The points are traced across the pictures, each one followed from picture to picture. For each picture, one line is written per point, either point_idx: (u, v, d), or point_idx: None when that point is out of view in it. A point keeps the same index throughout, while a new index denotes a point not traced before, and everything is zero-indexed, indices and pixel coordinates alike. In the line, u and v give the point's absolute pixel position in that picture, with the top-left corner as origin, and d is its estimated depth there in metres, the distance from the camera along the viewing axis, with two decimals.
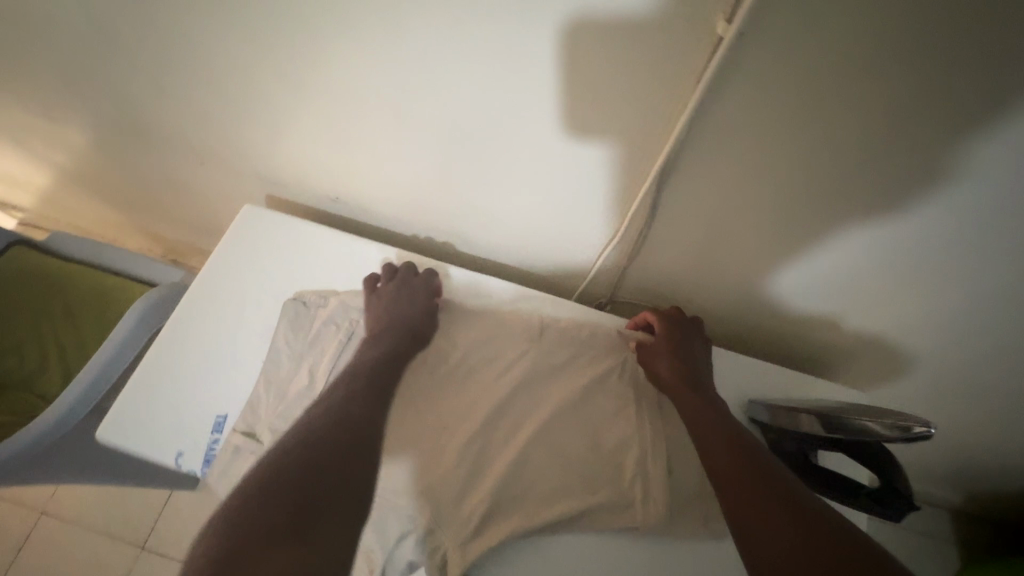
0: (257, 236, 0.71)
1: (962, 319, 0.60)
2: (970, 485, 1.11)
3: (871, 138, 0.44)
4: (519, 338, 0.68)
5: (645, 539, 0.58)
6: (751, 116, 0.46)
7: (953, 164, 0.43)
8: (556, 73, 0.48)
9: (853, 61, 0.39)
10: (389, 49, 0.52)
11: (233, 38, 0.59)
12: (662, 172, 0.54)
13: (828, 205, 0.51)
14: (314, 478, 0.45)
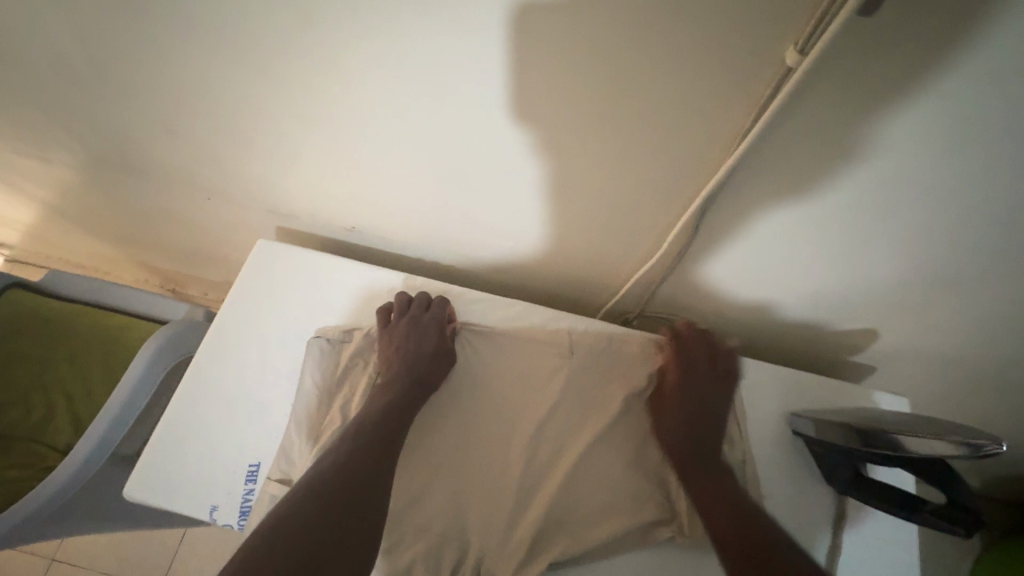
0: (273, 272, 0.69)
1: (995, 307, 0.60)
2: (985, 466, 1.13)
3: (920, 146, 0.44)
4: (552, 357, 0.66)
5: (699, 554, 0.57)
6: (812, 138, 0.45)
7: (1000, 162, 0.43)
8: (589, 90, 0.47)
9: (910, 71, 0.38)
10: (432, 84, 0.51)
11: (259, 79, 0.57)
12: (708, 191, 0.53)
13: (862, 205, 0.51)
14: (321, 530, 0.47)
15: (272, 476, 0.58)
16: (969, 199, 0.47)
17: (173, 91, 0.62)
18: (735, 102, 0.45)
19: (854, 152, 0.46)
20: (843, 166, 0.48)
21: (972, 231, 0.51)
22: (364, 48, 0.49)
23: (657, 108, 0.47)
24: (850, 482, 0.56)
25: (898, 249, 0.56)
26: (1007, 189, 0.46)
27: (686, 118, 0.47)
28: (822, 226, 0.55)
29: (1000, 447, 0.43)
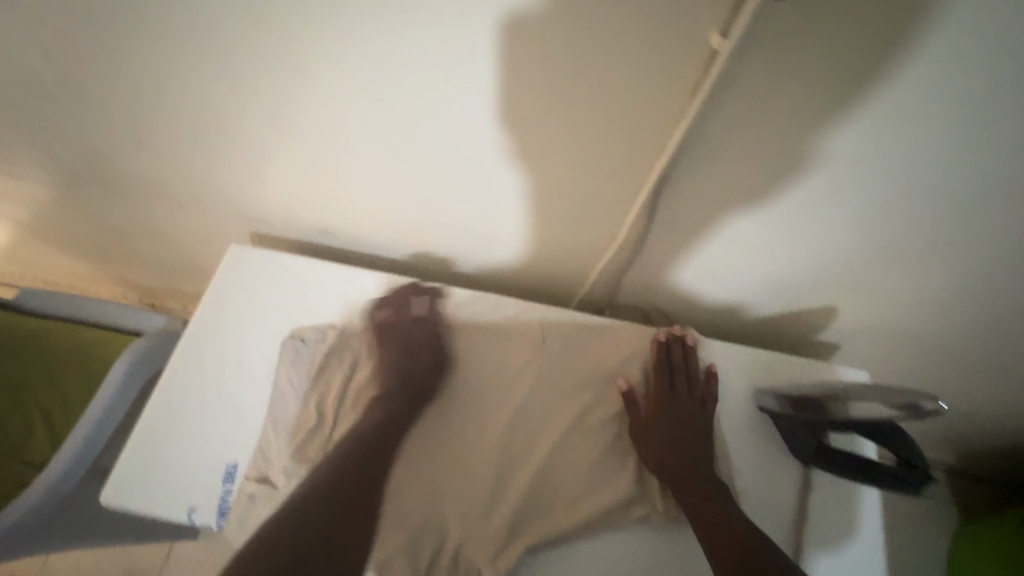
0: (247, 277, 0.69)
1: (944, 278, 0.63)
2: (960, 440, 1.17)
3: (850, 126, 0.47)
4: (525, 348, 0.67)
5: (672, 532, 0.58)
6: (751, 121, 0.48)
7: (925, 137, 0.46)
8: (541, 82, 0.49)
9: (830, 52, 0.41)
10: (385, 80, 0.52)
11: (217, 83, 0.58)
12: (660, 177, 0.55)
13: (809, 188, 0.54)
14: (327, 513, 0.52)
15: (249, 476, 0.58)
16: (908, 172, 0.50)
17: (133, 100, 0.63)
18: (675, 87, 0.47)
19: (795, 130, 0.48)
20: (786, 146, 0.50)
21: (914, 204, 0.53)
22: (316, 47, 0.51)
23: (602, 95, 0.49)
24: (813, 454, 0.58)
25: (848, 229, 0.58)
26: (938, 160, 0.48)
27: (633, 105, 0.49)
28: (777, 212, 0.58)
29: (940, 405, 0.46)
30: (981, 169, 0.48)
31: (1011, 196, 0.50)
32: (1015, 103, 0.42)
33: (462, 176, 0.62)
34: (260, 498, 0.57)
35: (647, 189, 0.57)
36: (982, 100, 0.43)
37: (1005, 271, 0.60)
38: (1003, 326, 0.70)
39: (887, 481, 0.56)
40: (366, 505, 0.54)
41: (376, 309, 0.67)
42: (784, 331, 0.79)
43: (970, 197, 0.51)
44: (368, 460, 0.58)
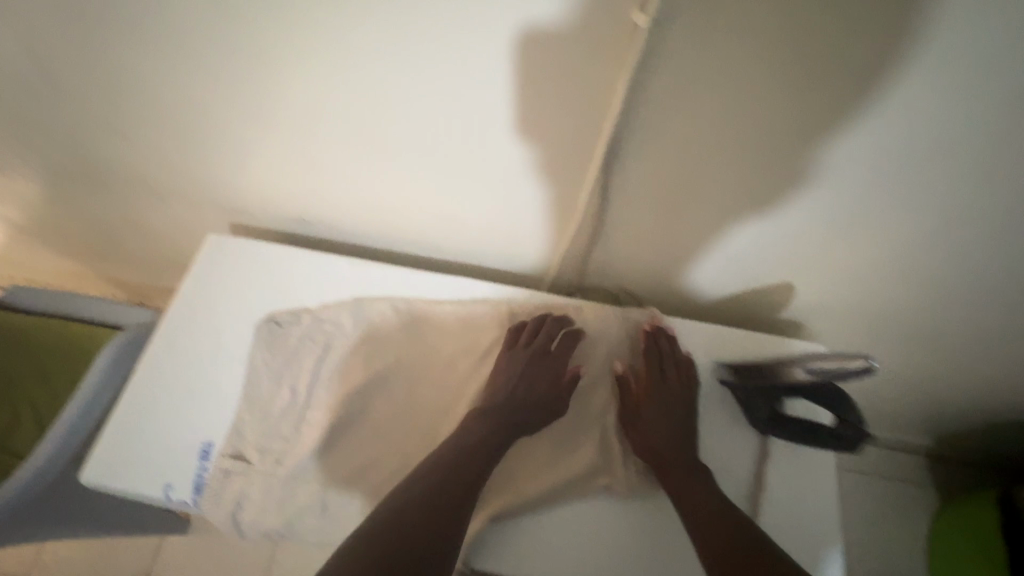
0: (224, 265, 0.72)
1: (893, 250, 0.65)
2: (936, 423, 1.19)
3: (780, 98, 0.50)
4: (491, 326, 0.68)
5: (633, 500, 0.61)
6: (683, 95, 0.51)
7: (849, 106, 0.50)
8: (490, 57, 0.52)
9: (749, 26, 0.45)
10: (342, 59, 0.56)
11: (188, 69, 0.61)
12: (607, 152, 0.58)
13: (753, 160, 0.57)
14: (456, 499, 0.53)
15: (224, 453, 0.60)
16: (834, 138, 0.53)
17: (110, 89, 0.66)
18: (606, 63, 0.50)
19: (724, 102, 0.51)
20: (719, 119, 0.53)
21: (846, 171, 0.56)
22: (275, 29, 0.54)
23: (543, 71, 0.52)
24: (768, 421, 0.61)
25: (798, 201, 0.61)
26: (859, 126, 0.51)
27: (577, 83, 0.52)
28: (729, 185, 0.61)
29: (872, 363, 0.49)
30: (907, 138, 0.51)
31: (932, 160, 0.53)
32: (916, 66, 0.46)
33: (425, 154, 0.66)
34: (234, 474, 0.59)
35: (598, 165, 0.60)
36: (884, 65, 0.46)
37: (943, 237, 0.62)
38: (957, 298, 0.72)
39: (831, 442, 0.59)
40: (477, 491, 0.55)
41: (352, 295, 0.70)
42: (748, 310, 0.82)
43: (901, 165, 0.54)
44: (341, 433, 0.61)
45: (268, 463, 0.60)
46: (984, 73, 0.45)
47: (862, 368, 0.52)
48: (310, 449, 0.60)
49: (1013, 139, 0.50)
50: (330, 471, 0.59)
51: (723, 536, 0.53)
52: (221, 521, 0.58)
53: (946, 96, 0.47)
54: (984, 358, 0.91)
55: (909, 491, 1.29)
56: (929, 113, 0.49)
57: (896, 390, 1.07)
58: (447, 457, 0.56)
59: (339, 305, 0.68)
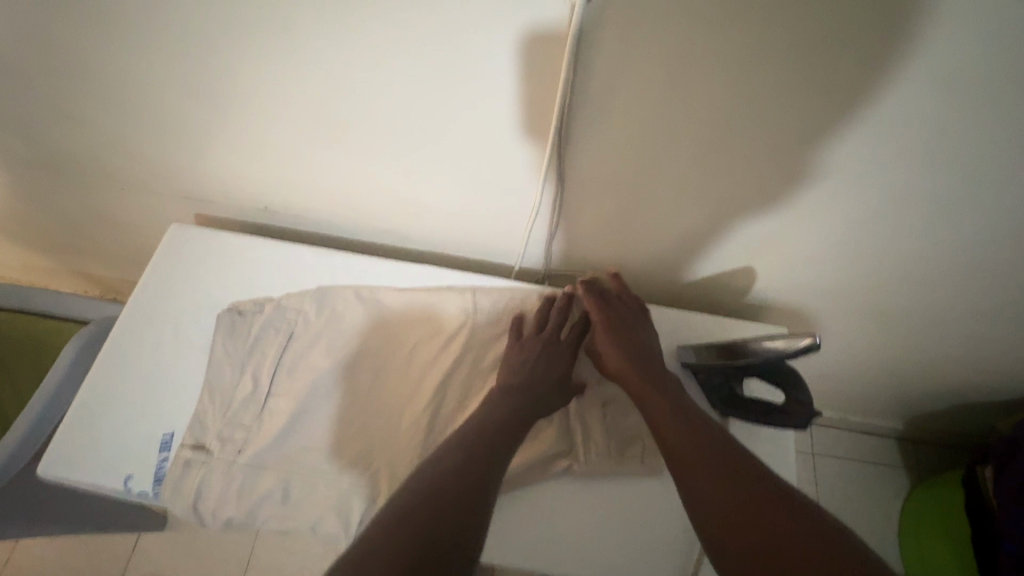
0: (185, 255, 0.71)
1: (847, 229, 0.67)
2: (905, 405, 1.22)
3: (727, 80, 0.50)
4: (455, 313, 0.68)
5: (593, 481, 0.61)
6: (627, 78, 0.52)
7: (795, 90, 0.50)
8: (439, 42, 0.52)
9: (689, 11, 0.45)
10: (286, 43, 0.55)
11: (137, 55, 0.60)
12: (558, 136, 0.58)
13: (705, 142, 0.58)
14: (489, 465, 0.52)
15: (185, 443, 0.60)
16: (783, 117, 0.53)
17: (56, 76, 0.65)
18: (547, 46, 0.50)
19: (669, 84, 0.52)
20: (667, 101, 0.54)
21: (794, 152, 0.57)
22: (215, 13, 0.53)
23: (489, 53, 0.52)
24: (724, 405, 0.62)
25: (753, 183, 0.62)
26: (804, 106, 0.52)
27: (527, 66, 0.53)
28: (685, 168, 0.61)
29: (815, 341, 0.50)
30: (854, 117, 0.52)
31: (874, 141, 0.54)
32: (849, 48, 0.46)
33: (382, 138, 0.66)
34: (194, 463, 0.59)
35: (551, 148, 0.60)
36: (818, 49, 0.46)
37: (894, 215, 0.64)
38: (912, 273, 0.74)
39: (785, 422, 0.60)
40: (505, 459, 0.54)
41: (316, 284, 0.70)
42: (712, 290, 0.84)
43: (851, 146, 0.55)
44: (304, 420, 0.61)
45: (229, 452, 0.59)
46: (912, 56, 0.46)
47: (806, 348, 0.51)
48: (271, 436, 0.59)
49: (951, 120, 0.51)
50: (291, 459, 0.59)
51: (695, 457, 0.51)
52: (182, 511, 0.58)
53: (887, 76, 0.48)
54: (947, 339, 0.92)
55: (882, 473, 1.32)
56: (868, 91, 0.49)
57: (864, 373, 1.10)
58: (475, 428, 0.56)
59: (302, 293, 0.68)
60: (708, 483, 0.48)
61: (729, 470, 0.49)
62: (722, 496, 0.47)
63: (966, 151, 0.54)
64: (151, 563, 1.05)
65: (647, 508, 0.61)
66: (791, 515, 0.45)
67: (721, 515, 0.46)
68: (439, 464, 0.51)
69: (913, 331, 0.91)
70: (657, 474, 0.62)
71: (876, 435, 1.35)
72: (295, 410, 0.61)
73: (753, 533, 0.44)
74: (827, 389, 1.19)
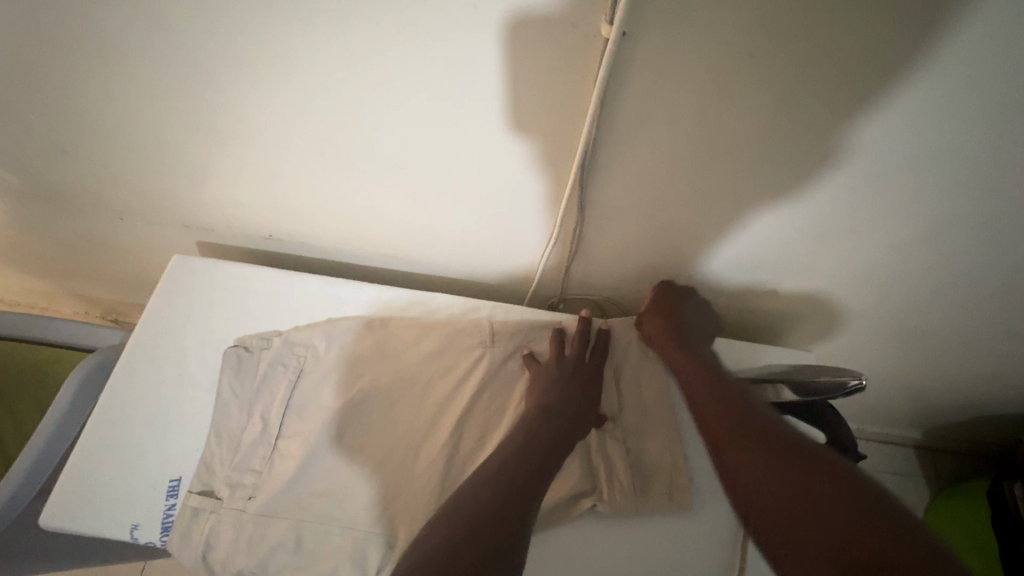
0: (189, 287, 0.68)
1: (876, 247, 0.65)
2: (925, 415, 1.19)
3: (756, 107, 0.48)
4: (471, 344, 0.65)
5: (619, 520, 0.59)
6: (660, 109, 0.50)
7: (833, 116, 0.48)
8: (455, 68, 0.50)
9: (725, 41, 0.43)
10: (299, 75, 0.53)
11: (139, 87, 0.58)
12: (580, 165, 0.56)
13: (733, 168, 0.56)
14: (519, 495, 0.48)
15: (193, 489, 0.58)
16: (818, 142, 0.51)
17: (58, 111, 0.63)
18: (571, 77, 0.48)
19: (707, 115, 0.50)
20: (703, 132, 0.52)
21: (826, 181, 0.56)
22: (226, 47, 0.52)
23: (510, 83, 0.50)
24: None
25: (783, 208, 0.60)
26: (841, 131, 0.50)
27: (549, 95, 0.50)
28: (712, 194, 0.59)
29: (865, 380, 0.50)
30: (897, 141, 0.50)
31: (915, 167, 0.52)
32: (894, 77, 0.44)
33: (397, 166, 0.63)
34: (203, 511, 0.56)
35: (573, 178, 0.58)
36: (864, 79, 0.45)
37: (928, 235, 0.62)
38: (941, 288, 0.72)
39: None
40: (536, 488, 0.50)
41: (326, 316, 0.67)
42: (732, 309, 0.81)
43: (890, 170, 0.53)
44: (318, 463, 0.58)
45: (238, 500, 0.57)
46: (961, 87, 0.44)
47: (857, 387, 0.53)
48: (284, 480, 0.57)
49: (999, 145, 0.49)
50: (306, 504, 0.56)
51: (735, 441, 0.52)
52: (193, 561, 0.55)
53: (934, 101, 0.45)
54: (972, 352, 0.90)
55: (900, 483, 1.30)
56: (912, 116, 0.47)
57: (886, 386, 1.07)
58: (502, 455, 0.52)
59: (312, 327, 0.65)
60: (750, 469, 0.49)
61: (775, 451, 0.48)
62: (774, 496, 0.45)
63: (1009, 173, 0.52)
64: None
65: (677, 549, 0.58)
66: (827, 485, 0.43)
67: (759, 491, 0.47)
68: (463, 495, 0.47)
69: (937, 344, 0.89)
70: (685, 510, 0.60)
71: (894, 445, 1.33)
72: (307, 454, 0.58)
73: (790, 506, 0.44)
74: (845, 401, 1.16)
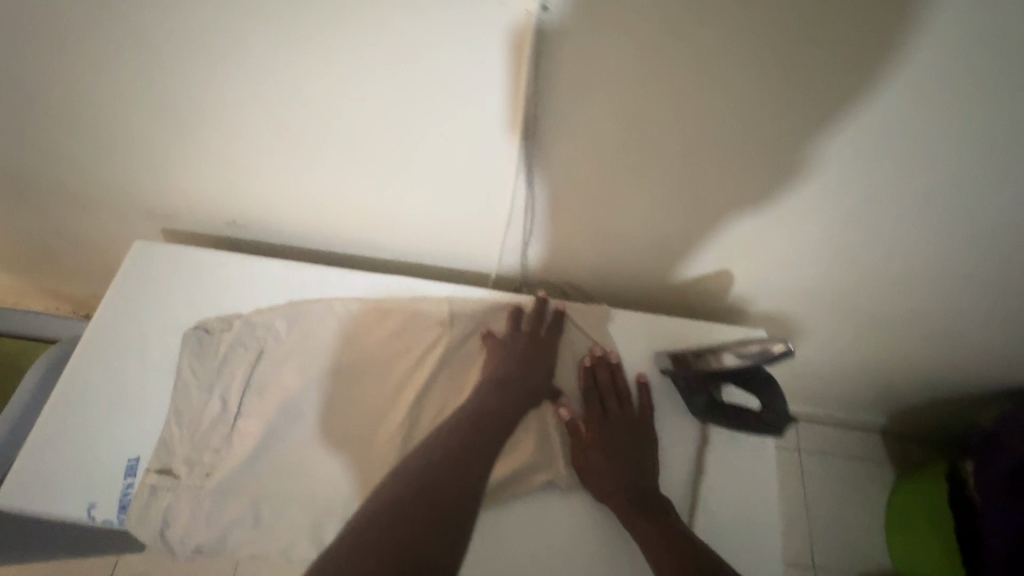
0: (150, 271, 0.69)
1: (820, 232, 0.67)
2: (887, 402, 1.23)
3: (682, 87, 0.50)
4: (430, 324, 0.66)
5: (576, 492, 0.60)
6: (608, 92, 0.52)
7: (757, 96, 0.50)
8: (392, 50, 0.51)
9: (644, 19, 0.44)
10: (257, 61, 0.54)
11: (87, 70, 0.58)
12: (526, 144, 0.58)
13: (670, 150, 0.57)
14: (453, 486, 0.53)
15: (151, 468, 0.58)
16: (748, 123, 0.52)
17: (15, 95, 0.63)
18: (519, 60, 0.49)
19: (658, 101, 0.52)
20: (652, 119, 0.54)
21: (774, 170, 0.58)
22: (185, 34, 0.53)
23: (457, 65, 0.51)
24: (706, 409, 0.62)
25: (723, 191, 0.62)
26: (768, 111, 0.51)
27: (485, 77, 0.52)
28: (654, 176, 0.61)
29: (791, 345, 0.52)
30: (820, 121, 0.51)
31: (857, 157, 0.55)
32: (828, 66, 0.46)
33: (350, 150, 0.64)
34: (161, 489, 0.57)
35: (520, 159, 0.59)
36: (802, 70, 0.47)
37: (872, 222, 0.64)
38: (889, 274, 0.74)
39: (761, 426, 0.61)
40: (472, 479, 0.55)
41: (285, 299, 0.68)
42: (691, 297, 0.83)
43: (821, 150, 0.54)
44: (276, 441, 0.59)
45: (195, 476, 0.57)
46: (895, 78, 0.47)
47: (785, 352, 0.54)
48: (242, 460, 0.57)
49: (929, 133, 0.51)
50: (264, 480, 0.57)
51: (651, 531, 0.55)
52: (149, 538, 0.56)
53: (848, 79, 0.47)
54: (924, 338, 0.94)
55: (864, 468, 1.34)
56: (831, 94, 0.49)
57: (848, 373, 1.10)
58: (450, 436, 0.57)
59: (272, 309, 0.66)
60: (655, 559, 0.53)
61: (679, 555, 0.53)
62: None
63: (940, 162, 0.54)
64: None
65: None
66: None
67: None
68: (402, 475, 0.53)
69: (894, 330, 0.91)
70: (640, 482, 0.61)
71: (860, 432, 1.37)
72: (264, 433, 0.59)
73: None
74: (810, 387, 1.20)
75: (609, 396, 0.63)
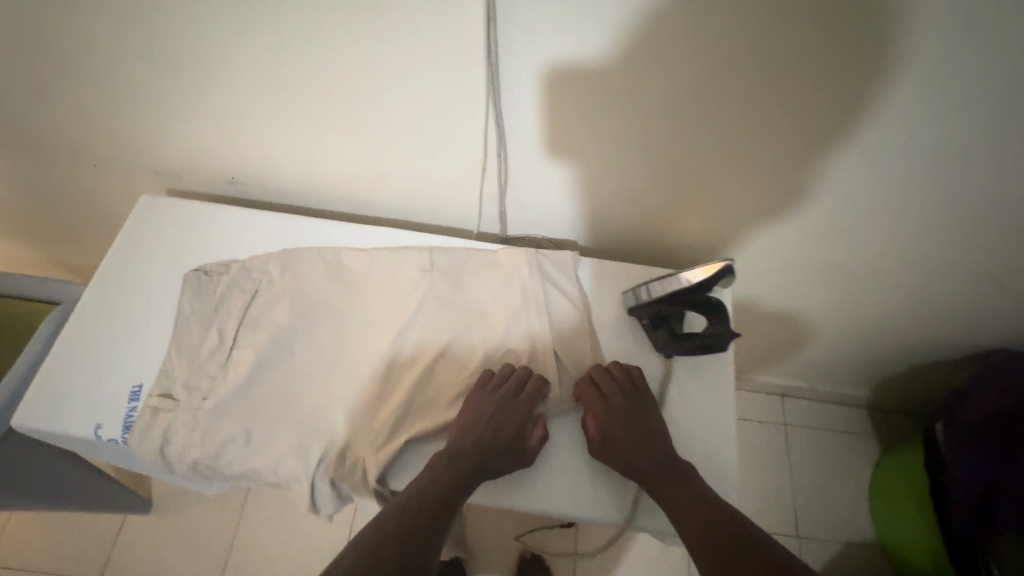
0: (155, 222, 0.74)
1: (780, 196, 0.68)
2: (868, 374, 1.25)
3: (630, 46, 0.52)
4: (413, 269, 0.71)
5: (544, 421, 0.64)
6: (576, 59, 0.55)
7: (702, 55, 0.52)
8: (357, 8, 0.54)
9: None
10: (249, 29, 0.59)
11: (84, 31, 0.62)
12: (493, 102, 0.61)
13: (628, 109, 0.59)
14: (442, 501, 0.55)
15: (153, 393, 0.63)
16: (696, 81, 0.55)
17: (26, 53, 0.67)
18: (479, 18, 0.52)
19: (620, 64, 0.54)
20: (616, 83, 0.56)
21: (736, 136, 0.61)
22: None
23: (420, 22, 0.54)
24: (667, 341, 0.66)
25: (685, 150, 0.64)
26: (715, 69, 0.53)
27: (447, 35, 0.55)
28: (616, 136, 0.63)
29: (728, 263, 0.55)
30: (764, 79, 0.53)
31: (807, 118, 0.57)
32: (764, 21, 0.48)
33: (330, 110, 0.68)
34: (162, 410, 0.62)
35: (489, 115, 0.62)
36: (743, 29, 0.49)
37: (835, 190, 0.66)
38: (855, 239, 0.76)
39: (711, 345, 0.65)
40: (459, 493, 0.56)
41: (276, 249, 0.72)
42: (668, 257, 0.86)
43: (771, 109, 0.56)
44: (269, 370, 0.65)
45: (193, 400, 0.62)
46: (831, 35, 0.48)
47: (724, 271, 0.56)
48: (236, 386, 0.63)
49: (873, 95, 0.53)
50: (256, 406, 0.62)
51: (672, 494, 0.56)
52: (150, 456, 0.60)
53: (783, 37, 0.49)
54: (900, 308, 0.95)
55: (849, 441, 1.37)
56: (771, 51, 0.51)
57: (832, 347, 1.12)
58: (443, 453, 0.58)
59: (265, 255, 0.71)
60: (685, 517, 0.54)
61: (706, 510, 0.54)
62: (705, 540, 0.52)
63: (892, 135, 0.57)
64: (134, 551, 1.02)
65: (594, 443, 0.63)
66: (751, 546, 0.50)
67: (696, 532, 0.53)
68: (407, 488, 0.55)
69: (872, 306, 0.94)
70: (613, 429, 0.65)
71: (844, 406, 1.40)
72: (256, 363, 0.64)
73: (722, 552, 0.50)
74: (793, 360, 1.22)
75: (612, 390, 0.63)
